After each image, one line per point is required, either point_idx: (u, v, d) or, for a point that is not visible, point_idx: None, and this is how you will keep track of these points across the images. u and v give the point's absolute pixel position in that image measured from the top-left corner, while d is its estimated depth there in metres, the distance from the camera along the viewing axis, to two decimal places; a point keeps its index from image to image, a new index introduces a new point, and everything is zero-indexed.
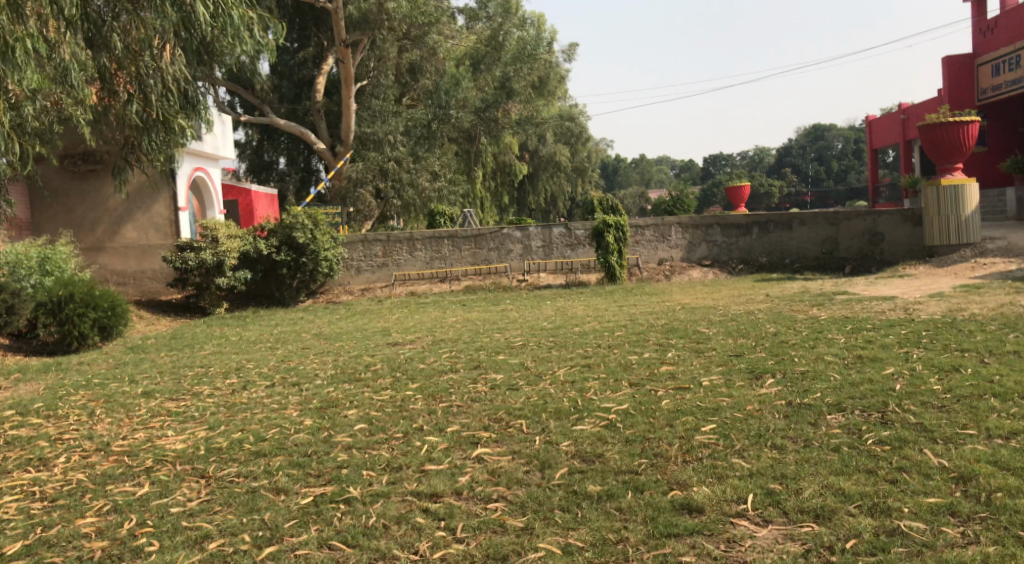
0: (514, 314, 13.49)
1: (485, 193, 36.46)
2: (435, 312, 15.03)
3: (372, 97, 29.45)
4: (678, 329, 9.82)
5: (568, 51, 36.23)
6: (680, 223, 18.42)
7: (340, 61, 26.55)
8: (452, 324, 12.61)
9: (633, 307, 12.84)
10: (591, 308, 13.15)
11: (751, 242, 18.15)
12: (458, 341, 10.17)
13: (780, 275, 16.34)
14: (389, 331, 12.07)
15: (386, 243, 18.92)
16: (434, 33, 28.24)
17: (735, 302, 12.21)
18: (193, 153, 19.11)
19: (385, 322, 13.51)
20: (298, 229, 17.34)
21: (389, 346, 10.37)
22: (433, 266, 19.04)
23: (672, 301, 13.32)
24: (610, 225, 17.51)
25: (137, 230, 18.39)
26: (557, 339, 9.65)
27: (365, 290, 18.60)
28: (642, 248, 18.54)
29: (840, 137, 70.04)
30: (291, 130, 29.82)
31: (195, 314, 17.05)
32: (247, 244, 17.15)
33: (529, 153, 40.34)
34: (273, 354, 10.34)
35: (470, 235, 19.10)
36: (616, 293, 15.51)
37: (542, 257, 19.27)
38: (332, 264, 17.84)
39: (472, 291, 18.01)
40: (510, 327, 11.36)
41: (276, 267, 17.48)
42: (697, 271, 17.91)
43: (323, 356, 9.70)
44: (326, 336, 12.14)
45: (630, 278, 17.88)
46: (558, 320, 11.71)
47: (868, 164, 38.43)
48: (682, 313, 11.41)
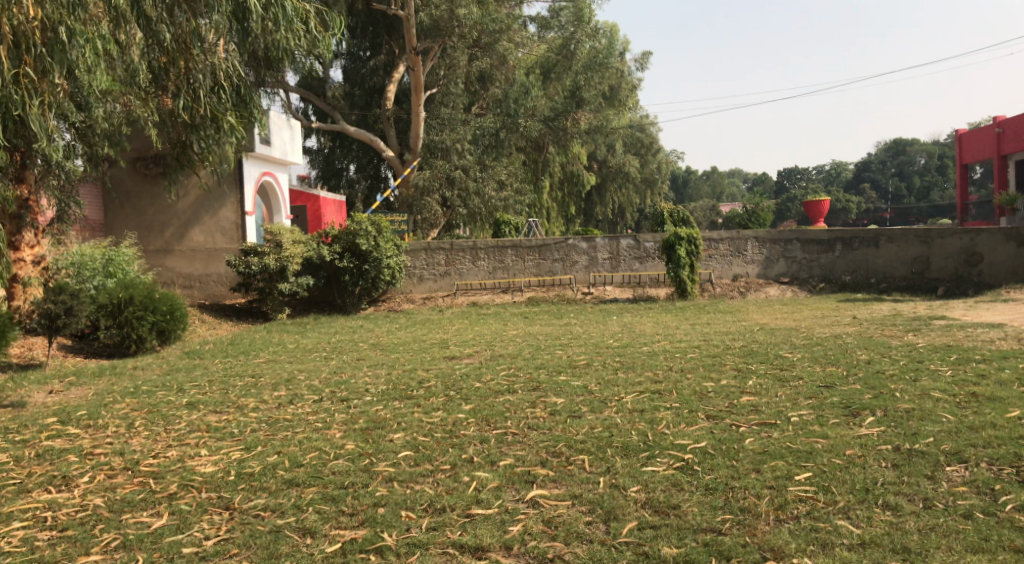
0: (578, 329, 12.84)
1: (552, 203, 35.91)
2: (497, 324, 14.50)
3: (441, 105, 29.24)
4: (757, 353, 9.02)
5: (641, 59, 35.36)
6: (757, 238, 17.47)
7: (411, 68, 26.37)
8: (514, 338, 12.06)
9: (706, 327, 12.04)
10: (660, 326, 12.40)
11: (833, 259, 17.08)
12: (517, 358, 9.59)
13: (866, 296, 15.26)
14: (447, 343, 11.59)
15: (448, 251, 18.51)
16: (505, 40, 27.34)
17: (817, 324, 11.29)
18: (261, 158, 19.10)
19: (445, 334, 13.05)
20: (362, 236, 17.08)
21: (447, 360, 9.87)
22: (496, 276, 18.55)
23: (749, 321, 12.46)
24: (682, 238, 16.70)
25: (204, 233, 18.46)
26: (625, 360, 8.97)
27: (427, 299, 18.20)
28: (716, 262, 17.62)
29: (924, 152, 67.06)
30: (360, 137, 29.85)
31: (256, 319, 16.95)
32: (310, 250, 16.97)
33: (598, 163, 39.61)
34: (326, 365, 9.96)
35: (535, 245, 18.53)
36: (687, 310, 14.70)
37: (609, 270, 18.56)
38: (394, 271, 17.52)
39: (535, 303, 17.43)
40: (574, 344, 10.73)
41: (339, 274, 17.28)
42: (774, 289, 16.94)
43: (377, 369, 9.25)
44: (383, 346, 11.73)
45: (702, 294, 17.02)
46: (624, 338, 11.02)
47: (958, 179, 36.36)
48: (759, 335, 10.57)
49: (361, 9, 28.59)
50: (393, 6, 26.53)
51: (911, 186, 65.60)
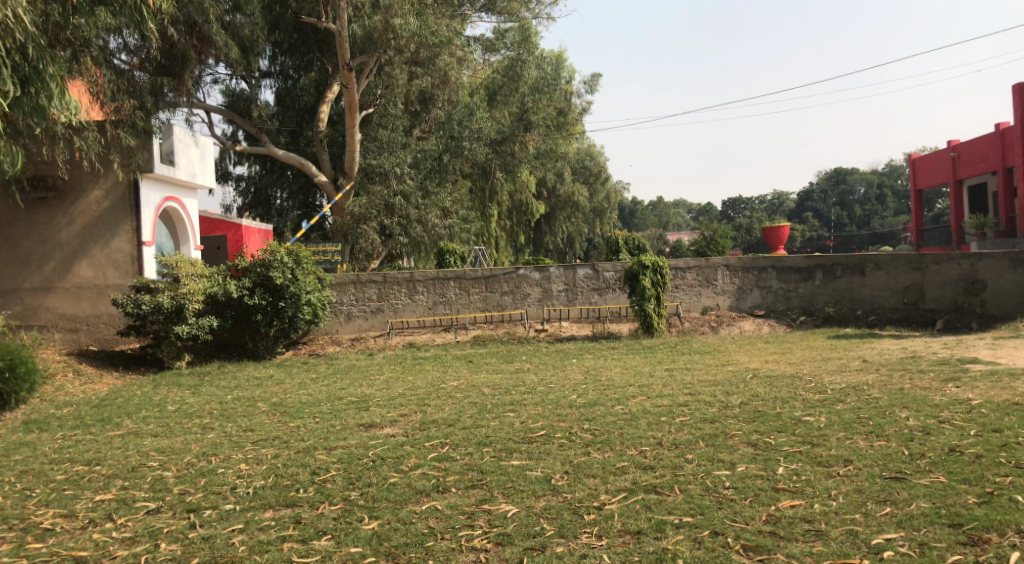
0: (530, 379, 10.57)
1: (500, 232, 33.73)
2: (436, 372, 12.19)
3: (379, 127, 26.94)
4: (770, 420, 6.87)
5: (590, 82, 33.68)
6: (727, 265, 15.57)
7: (344, 85, 24.20)
8: (451, 393, 9.74)
9: (688, 374, 9.89)
10: (632, 374, 10.21)
11: (814, 289, 15.28)
12: (455, 429, 7.26)
13: (858, 331, 13.44)
14: (367, 404, 9.17)
15: (381, 284, 16.15)
16: (445, 55, 25.24)
17: (822, 370, 9.24)
18: (162, 180, 16.54)
19: (368, 387, 10.66)
20: (276, 268, 14.60)
21: (362, 432, 7.46)
22: (436, 312, 16.23)
23: (736, 365, 10.37)
24: (647, 266, 14.73)
25: (93, 267, 15.74)
26: (599, 432, 6.73)
27: (356, 340, 15.76)
28: (683, 294, 15.64)
29: (864, 182, 67.09)
30: (291, 161, 27.33)
31: (150, 367, 14.28)
32: (216, 285, 14.42)
33: (547, 191, 37.75)
34: (201, 440, 7.47)
35: (481, 276, 16.29)
36: (657, 350, 12.57)
37: (565, 303, 16.40)
38: (317, 309, 15.10)
39: (481, 343, 15.18)
40: (527, 404, 8.46)
41: (250, 312, 14.77)
42: (750, 322, 15.05)
43: (263, 451, 6.82)
44: (287, 408, 9.27)
45: (670, 330, 14.97)
46: (589, 394, 8.78)
47: (913, 205, 35.27)
48: (759, 388, 8.46)
49: (289, 22, 26.32)
50: (323, 19, 24.38)
51: (853, 214, 65.53)
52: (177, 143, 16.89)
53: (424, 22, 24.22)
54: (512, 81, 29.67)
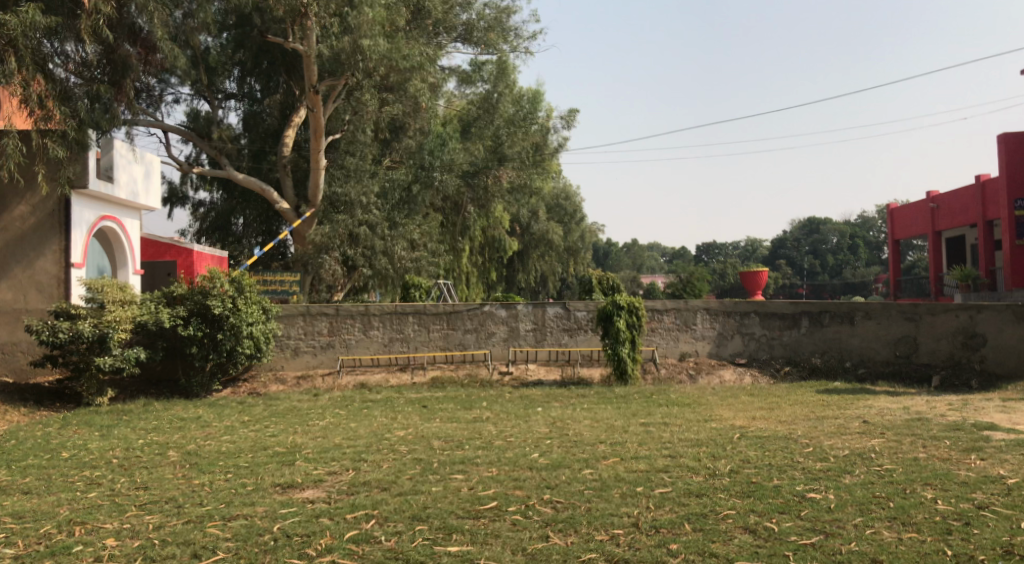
0: (489, 431, 9.29)
1: (471, 268, 32.54)
2: (384, 417, 10.87)
3: (347, 155, 25.83)
4: (768, 497, 5.69)
5: (567, 117, 32.91)
6: (707, 309, 14.56)
7: (309, 109, 23.13)
8: (396, 445, 8.45)
9: (668, 431, 8.73)
10: (603, 428, 9.03)
11: (798, 337, 14.30)
12: (388, 497, 5.98)
13: (848, 386, 12.41)
14: (295, 457, 7.84)
15: (332, 317, 14.87)
16: (416, 80, 24.22)
17: (818, 432, 8.10)
18: (99, 198, 15.30)
19: (304, 435, 9.31)
20: (216, 297, 13.28)
21: (276, 497, 6.14)
22: (392, 349, 14.93)
23: (720, 422, 9.22)
24: (621, 307, 13.65)
25: (13, 290, 14.27)
26: (561, 511, 5.50)
27: (303, 379, 14.41)
28: (660, 338, 14.55)
29: (836, 233, 66.94)
30: (252, 187, 26.06)
31: (68, 404, 12.78)
32: (147, 313, 13.05)
33: (520, 228, 36.76)
34: (77, 501, 6.12)
35: (442, 311, 15.05)
36: (631, 400, 11.37)
37: (532, 343, 15.15)
38: (260, 342, 13.76)
39: (440, 386, 13.92)
40: (481, 464, 7.21)
41: (184, 345, 13.46)
42: (730, 372, 14.00)
43: (144, 520, 5.49)
44: (202, 459, 7.93)
45: (644, 378, 13.83)
46: (554, 454, 7.55)
47: (891, 257, 34.47)
48: (750, 452, 7.30)
49: (255, 42, 25.32)
50: (290, 39, 23.35)
51: (825, 264, 65.37)
52: (118, 159, 15.60)
53: (395, 46, 23.23)
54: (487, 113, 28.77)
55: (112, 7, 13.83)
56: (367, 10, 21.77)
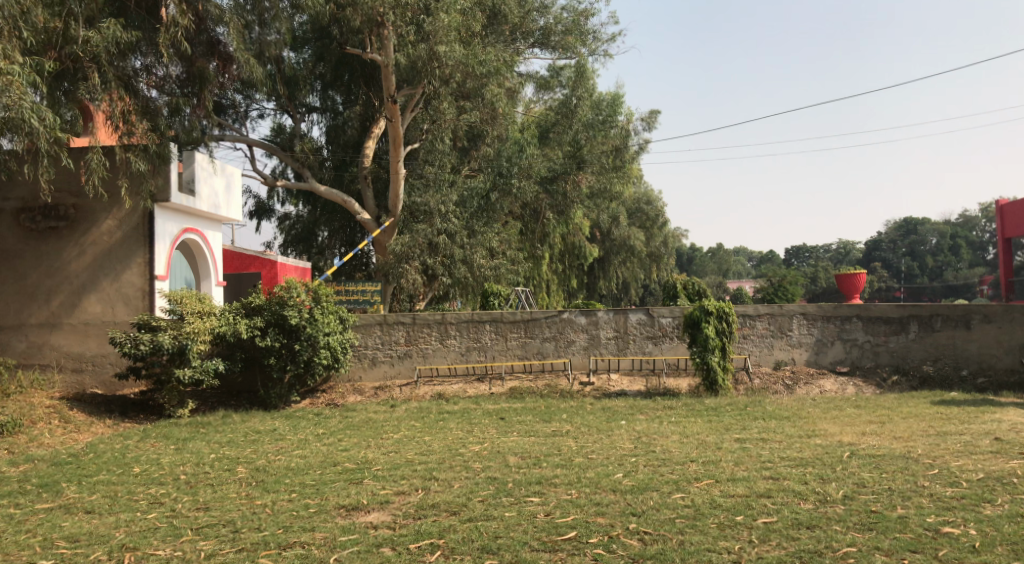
0: (569, 447, 8.68)
1: (551, 276, 32.01)
2: (460, 430, 10.42)
3: (426, 164, 25.71)
4: (896, 532, 4.89)
5: (648, 118, 32.05)
6: (804, 314, 13.54)
7: (388, 118, 23.12)
8: (470, 461, 7.94)
9: (766, 448, 7.91)
10: (693, 445, 8.28)
11: (907, 343, 13.18)
12: (457, 523, 5.45)
13: (969, 397, 11.24)
14: (363, 474, 7.41)
15: (409, 326, 14.55)
16: (493, 85, 23.89)
17: (942, 451, 7.16)
18: (181, 211, 15.44)
19: (375, 450, 8.92)
20: (292, 308, 13.14)
21: (339, 521, 5.70)
22: (470, 359, 14.49)
23: (824, 438, 8.35)
24: (710, 312, 12.81)
25: (102, 303, 14.51)
26: (651, 549, 4.83)
27: (380, 390, 14.12)
28: (753, 345, 13.60)
29: (936, 232, 63.28)
30: (333, 198, 26.24)
31: (150, 415, 12.81)
32: (226, 324, 13.00)
33: (600, 234, 36.00)
34: (136, 523, 5.81)
35: (521, 319, 14.52)
36: (723, 413, 10.55)
37: (614, 352, 14.45)
38: (336, 352, 13.55)
39: (519, 397, 13.41)
40: (560, 484, 6.61)
41: (262, 357, 13.35)
42: (831, 382, 12.96)
43: (198, 547, 5.13)
44: (270, 475, 7.61)
45: (737, 388, 12.94)
46: (640, 474, 6.88)
47: (1001, 256, 31.98)
48: (865, 474, 6.44)
49: (334, 54, 25.51)
50: (368, 49, 23.40)
51: (924, 265, 61.95)
52: (200, 172, 15.77)
53: (471, 51, 22.96)
54: (566, 117, 28.18)
55: (191, 20, 13.91)
56: (443, 15, 21.57)
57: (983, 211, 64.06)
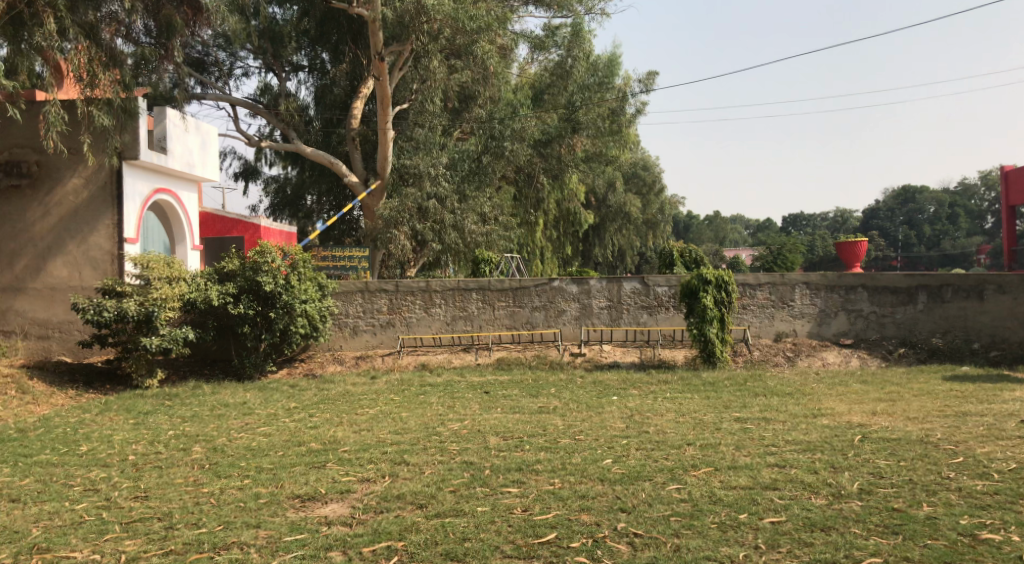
0: (556, 426, 8.01)
1: (545, 243, 31.28)
2: (440, 406, 9.76)
3: (416, 125, 24.78)
4: (924, 538, 4.28)
5: (646, 80, 31.05)
6: (807, 283, 12.86)
7: (375, 77, 22.20)
8: (446, 443, 7.28)
9: (770, 431, 7.25)
10: (690, 426, 7.62)
11: (915, 315, 12.53)
12: (422, 520, 4.81)
13: (982, 372, 10.62)
14: (328, 457, 6.74)
15: (392, 294, 13.85)
16: (485, 42, 22.89)
17: (962, 435, 6.53)
18: (153, 170, 14.63)
19: (346, 428, 8.26)
20: (267, 274, 12.41)
21: (289, 515, 5.04)
22: (455, 328, 13.82)
23: (832, 418, 7.71)
24: (708, 281, 12.15)
25: (68, 266, 13.75)
26: (642, 558, 4.19)
27: (361, 360, 13.47)
28: (752, 316, 12.95)
29: (934, 201, 62.39)
30: (319, 160, 25.35)
31: (117, 386, 12.12)
32: (196, 290, 12.27)
33: (596, 200, 35.19)
34: (60, 516, 5.14)
35: (509, 287, 13.81)
36: (721, 388, 9.90)
37: (607, 322, 13.76)
38: (315, 320, 12.87)
39: (507, 369, 12.77)
40: (542, 472, 5.95)
41: (235, 325, 12.65)
42: (834, 355, 12.33)
43: (120, 550, 4.49)
44: (226, 457, 6.94)
45: (735, 360, 12.30)
46: (632, 460, 6.23)
47: (1005, 224, 30.63)
48: (882, 462, 5.80)
49: (320, 8, 24.41)
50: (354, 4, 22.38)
51: (921, 235, 61.23)
52: (172, 129, 14.97)
53: (461, 6, 21.96)
54: (561, 78, 27.15)
55: None
56: None
57: (983, 179, 63.19)
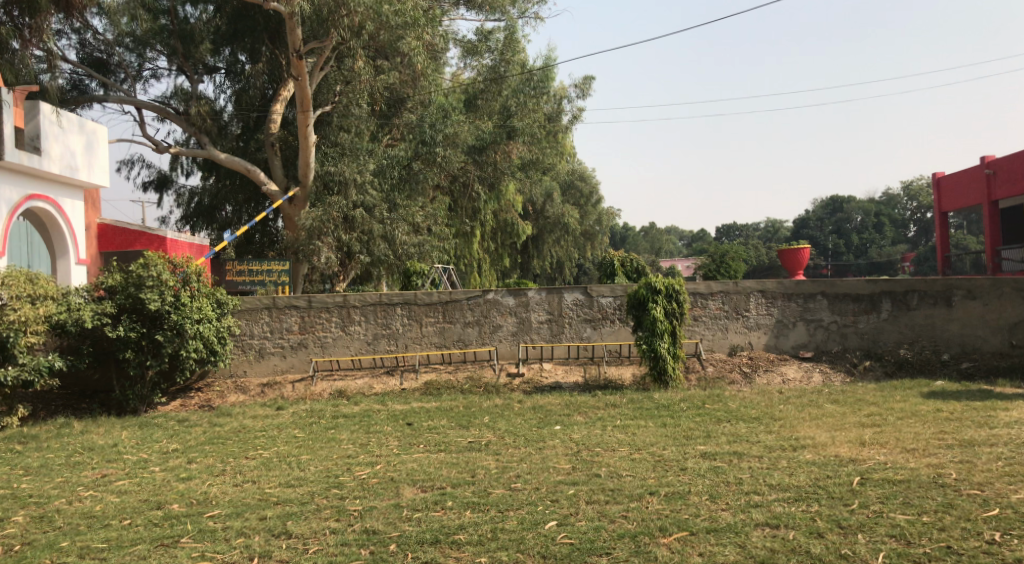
0: (487, 471, 6.54)
1: (482, 255, 29.82)
2: (353, 443, 8.19)
3: (340, 129, 23.09)
4: None
5: (581, 85, 30.03)
6: (762, 291, 11.77)
7: (295, 76, 20.48)
8: (347, 500, 5.75)
9: (747, 472, 5.95)
10: (650, 468, 6.27)
11: (880, 325, 11.55)
12: None
13: (962, 386, 9.60)
14: (191, 527, 5.18)
15: (304, 312, 12.21)
16: (411, 38, 21.44)
17: (982, 473, 5.35)
18: (23, 174, 12.69)
19: (228, 481, 6.64)
20: (151, 292, 10.64)
21: None
22: (377, 348, 12.24)
23: (816, 452, 6.48)
24: (658, 291, 10.91)
25: None
26: None
27: (268, 388, 11.77)
28: (705, 329, 11.78)
29: (861, 210, 63.36)
30: (234, 167, 23.39)
31: None
32: (65, 311, 10.39)
33: (533, 210, 33.95)
34: None
35: (438, 301, 12.32)
36: (680, 415, 8.59)
37: (547, 338, 12.37)
38: (213, 343, 11.15)
39: (435, 394, 11.28)
40: (465, 546, 4.58)
41: (115, 351, 10.82)
42: (795, 369, 11.24)
43: None
44: (51, 532, 5.26)
45: (688, 378, 11.06)
46: (582, 522, 4.86)
47: (938, 234, 29.08)
48: (900, 518, 4.57)
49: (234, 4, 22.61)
50: None
51: (850, 243, 61.82)
52: (48, 126, 12.99)
53: None
54: (495, 83, 25.80)
55: None
56: None
57: (906, 189, 64.55)
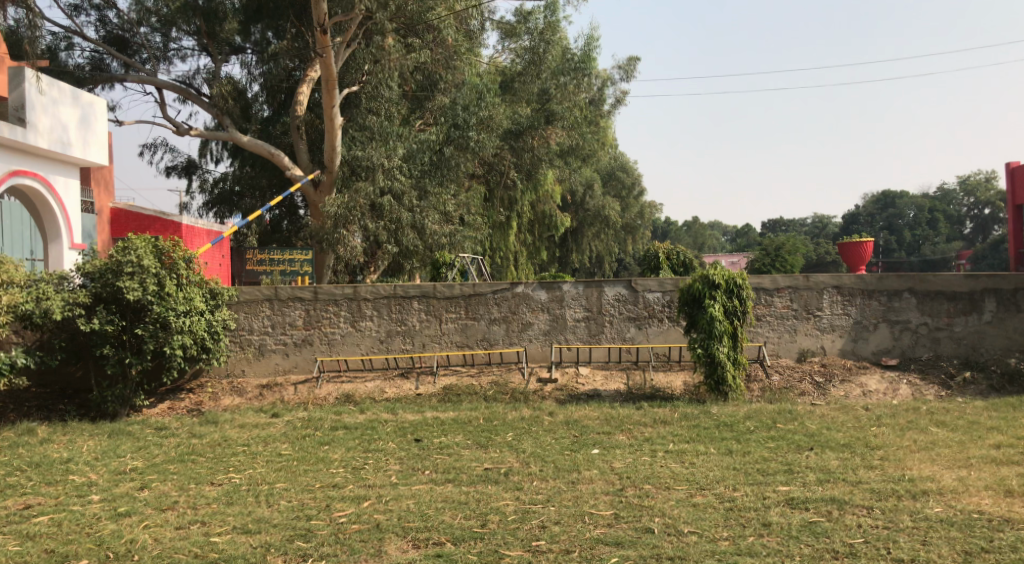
0: (504, 517, 4.98)
1: (518, 247, 28.22)
2: (345, 467, 6.68)
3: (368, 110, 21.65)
4: None
5: (625, 68, 28.32)
6: (839, 287, 10.01)
7: (319, 54, 19.03)
8: None
9: (859, 535, 4.31)
10: (722, 522, 4.66)
11: (979, 329, 9.74)
12: None
13: None
14: None
15: (310, 305, 10.79)
16: None
17: None
18: (8, 149, 11.51)
19: (177, 518, 5.23)
20: (132, 279, 9.29)
21: None
22: (390, 347, 10.76)
23: (947, 505, 4.81)
24: (717, 286, 9.24)
25: None
26: None
27: (267, 390, 10.38)
28: (770, 331, 10.06)
29: (915, 206, 60.30)
30: (256, 150, 22.12)
31: None
32: (34, 300, 9.10)
33: (572, 202, 32.23)
34: None
35: (461, 295, 10.80)
36: (751, 441, 6.90)
37: (584, 339, 10.76)
38: (204, 339, 9.79)
39: (454, 400, 9.79)
40: None
41: (93, 346, 9.51)
42: (880, 380, 9.48)
43: None
44: None
45: (750, 389, 9.38)
46: None
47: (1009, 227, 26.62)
48: None
49: None
50: None
51: (902, 240, 58.79)
52: (36, 97, 11.80)
53: None
54: (533, 65, 24.15)
55: None
56: None
57: (963, 183, 61.23)
